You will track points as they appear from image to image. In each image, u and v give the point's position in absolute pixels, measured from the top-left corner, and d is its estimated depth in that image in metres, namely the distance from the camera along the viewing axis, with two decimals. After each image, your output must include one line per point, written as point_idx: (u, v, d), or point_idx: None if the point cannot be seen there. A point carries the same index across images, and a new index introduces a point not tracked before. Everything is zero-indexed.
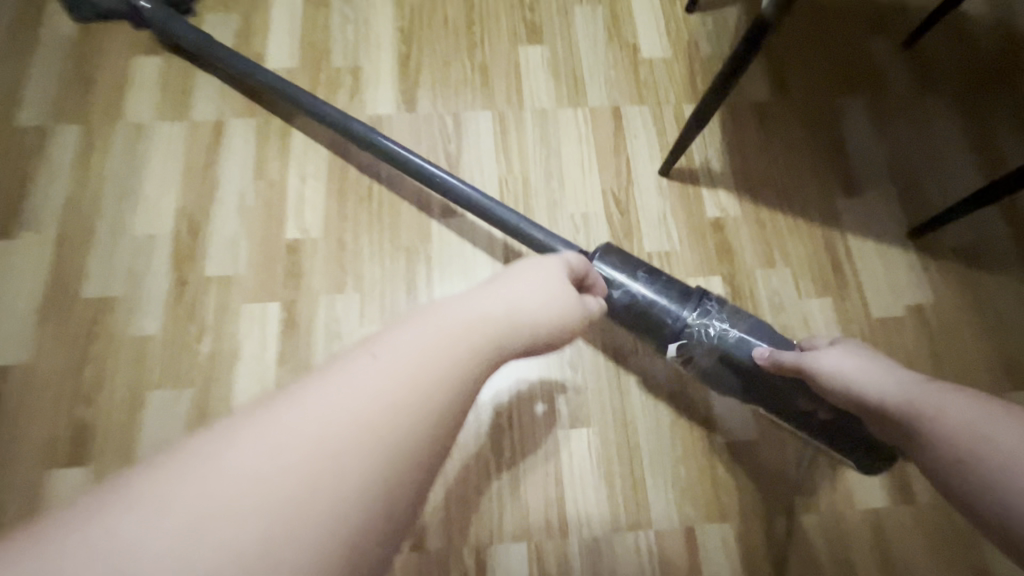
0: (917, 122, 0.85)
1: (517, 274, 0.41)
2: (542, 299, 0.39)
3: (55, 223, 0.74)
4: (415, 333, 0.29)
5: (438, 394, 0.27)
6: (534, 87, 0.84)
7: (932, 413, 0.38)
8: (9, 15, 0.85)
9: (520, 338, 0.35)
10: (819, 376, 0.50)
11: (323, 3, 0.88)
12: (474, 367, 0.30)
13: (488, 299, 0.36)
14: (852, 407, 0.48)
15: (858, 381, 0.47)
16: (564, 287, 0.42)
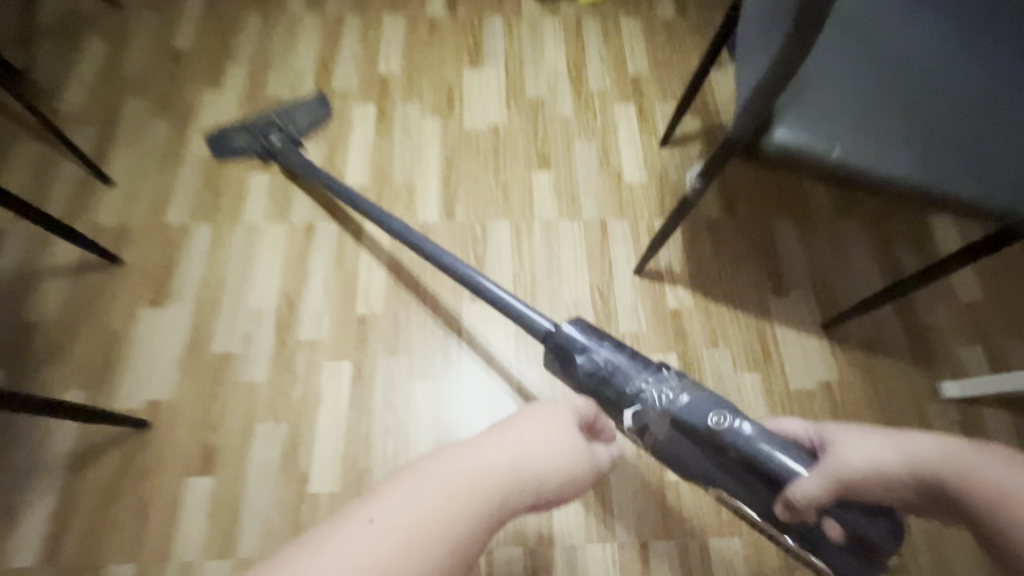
0: (834, 238, 1.11)
1: (542, 416, 0.50)
2: (560, 446, 0.47)
3: (193, 296, 1.02)
4: (455, 470, 0.38)
5: (468, 525, 0.36)
6: (543, 203, 1.13)
7: (967, 469, 0.51)
8: (162, 138, 1.17)
9: (512, 496, 0.41)
10: (845, 473, 0.59)
11: (388, 135, 1.19)
12: (494, 506, 0.38)
13: (513, 442, 0.44)
14: (880, 486, 0.57)
15: (885, 460, 0.57)
16: (577, 435, 0.50)
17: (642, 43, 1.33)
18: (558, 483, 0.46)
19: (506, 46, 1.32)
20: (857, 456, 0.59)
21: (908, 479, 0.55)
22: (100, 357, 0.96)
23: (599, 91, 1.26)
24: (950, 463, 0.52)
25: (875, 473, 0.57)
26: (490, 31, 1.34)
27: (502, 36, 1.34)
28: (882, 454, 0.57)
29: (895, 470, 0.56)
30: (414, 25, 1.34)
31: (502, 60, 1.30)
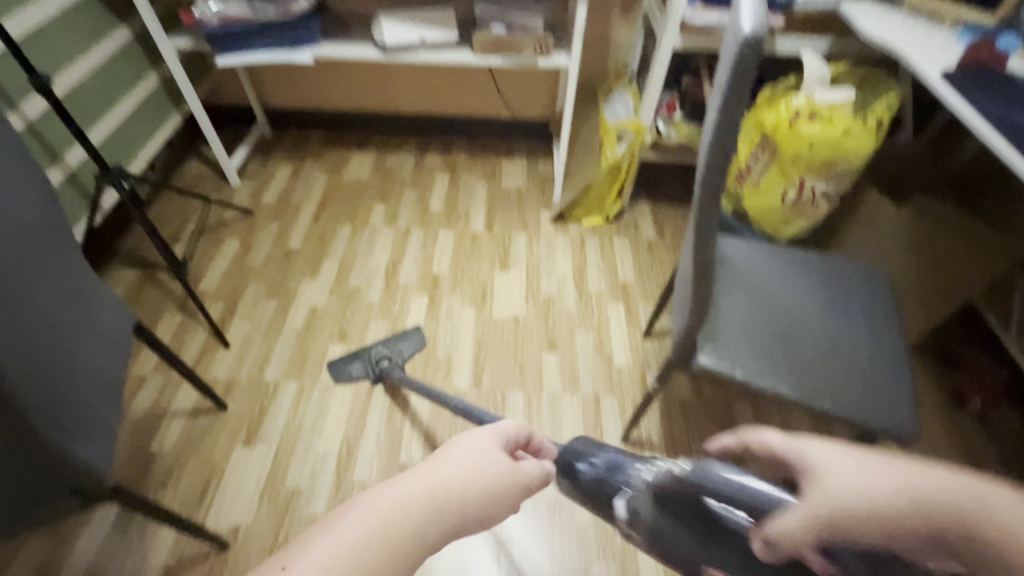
0: (784, 421, 1.38)
1: (461, 453, 0.49)
2: (473, 470, 0.47)
3: (276, 439, 1.32)
4: (394, 498, 0.38)
5: (403, 544, 0.36)
6: (550, 378, 1.46)
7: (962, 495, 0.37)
8: (270, 314, 1.58)
9: (454, 507, 0.42)
10: (837, 510, 0.39)
11: (435, 319, 1.59)
12: (429, 526, 0.39)
13: (425, 469, 0.43)
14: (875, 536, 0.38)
15: (863, 487, 0.40)
16: (498, 462, 0.50)
17: (630, 258, 1.78)
18: (483, 502, 0.45)
19: (528, 256, 1.78)
20: (856, 489, 0.40)
21: (922, 531, 0.37)
22: (201, 484, 1.24)
23: (596, 292, 1.67)
24: (966, 506, 0.37)
25: (876, 521, 0.38)
26: (517, 244, 1.81)
27: (525, 248, 1.80)
28: (879, 489, 0.39)
29: (895, 511, 0.38)
30: (461, 238, 1.82)
31: (524, 266, 1.74)
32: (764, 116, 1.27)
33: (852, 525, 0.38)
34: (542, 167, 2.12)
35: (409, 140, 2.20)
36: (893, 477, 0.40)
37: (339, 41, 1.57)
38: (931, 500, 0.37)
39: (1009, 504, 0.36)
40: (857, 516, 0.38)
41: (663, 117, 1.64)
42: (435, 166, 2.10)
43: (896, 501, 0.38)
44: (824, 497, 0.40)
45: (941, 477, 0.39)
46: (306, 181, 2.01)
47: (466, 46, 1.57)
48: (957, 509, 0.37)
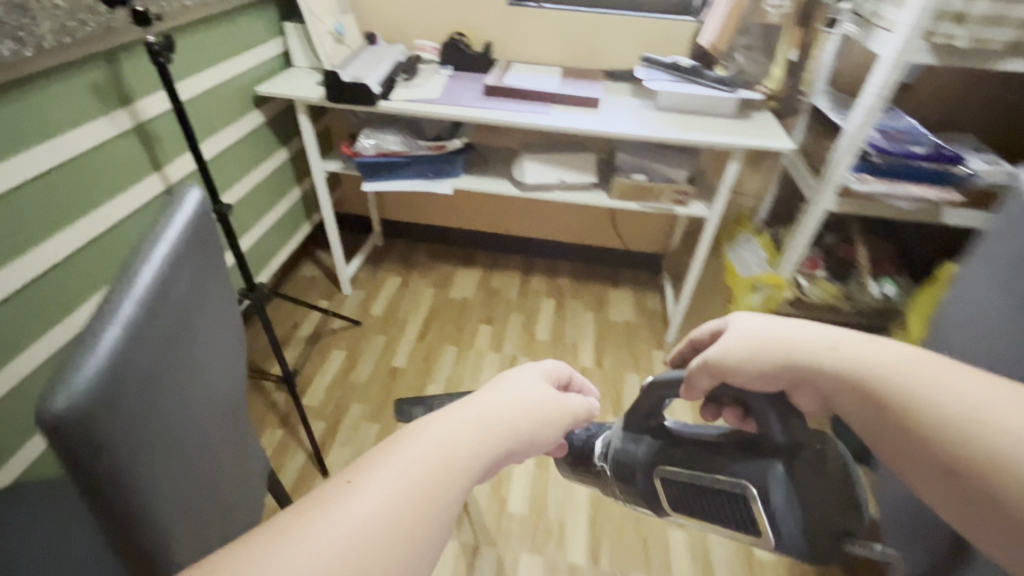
0: None
1: (515, 383, 0.53)
2: (527, 396, 0.52)
3: None
4: (462, 418, 0.45)
5: (475, 449, 0.43)
6: (678, 564, 1.28)
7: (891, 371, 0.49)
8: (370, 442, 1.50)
9: (515, 429, 0.48)
10: (737, 345, 0.60)
11: (545, 468, 1.46)
12: (495, 443, 0.45)
13: (486, 400, 0.50)
14: (779, 360, 0.57)
15: (762, 336, 0.60)
16: (549, 394, 0.54)
17: None
18: (532, 424, 0.50)
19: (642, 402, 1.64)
20: (744, 337, 0.60)
21: (803, 365, 0.55)
22: None
23: None
24: (823, 352, 0.54)
25: (751, 360, 0.59)
26: (628, 387, 1.69)
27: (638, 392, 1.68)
28: (759, 333, 0.60)
29: (772, 356, 0.58)
30: None
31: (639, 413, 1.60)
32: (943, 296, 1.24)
33: (734, 365, 0.60)
34: (650, 301, 2.04)
35: (514, 260, 2.21)
36: (783, 327, 0.59)
37: (480, 176, 1.62)
38: (799, 353, 0.56)
39: (856, 344, 0.53)
40: (744, 362, 0.59)
41: (803, 272, 1.54)
42: (540, 290, 2.07)
43: (770, 348, 0.58)
44: (718, 347, 0.61)
45: (817, 335, 0.56)
46: (414, 295, 2.01)
47: (603, 189, 1.58)
48: (815, 355, 0.54)
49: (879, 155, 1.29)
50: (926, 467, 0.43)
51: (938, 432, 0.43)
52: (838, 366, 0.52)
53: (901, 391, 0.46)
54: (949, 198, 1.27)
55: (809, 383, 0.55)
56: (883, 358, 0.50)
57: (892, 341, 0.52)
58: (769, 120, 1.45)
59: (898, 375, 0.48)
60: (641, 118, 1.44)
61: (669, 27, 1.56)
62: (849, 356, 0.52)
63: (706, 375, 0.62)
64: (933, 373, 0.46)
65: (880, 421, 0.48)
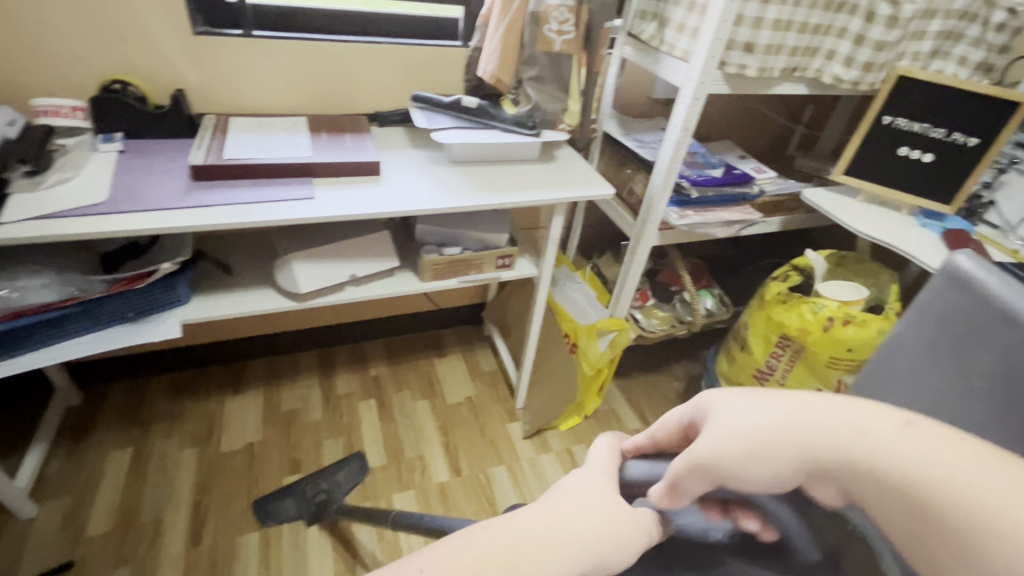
0: None
1: (566, 499, 0.36)
2: (592, 523, 0.35)
3: None
4: (476, 553, 0.31)
5: None
6: None
7: (937, 492, 0.29)
8: None
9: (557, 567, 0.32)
10: (715, 459, 0.34)
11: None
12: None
13: (531, 511, 0.35)
14: (783, 478, 0.33)
15: (739, 431, 0.34)
16: (617, 504, 0.36)
17: None
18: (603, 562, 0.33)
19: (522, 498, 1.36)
20: (735, 428, 0.35)
21: (801, 469, 0.33)
22: None
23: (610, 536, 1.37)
24: (847, 445, 0.32)
25: (755, 460, 0.34)
26: (501, 487, 1.41)
27: (512, 492, 1.40)
28: (754, 425, 0.34)
29: (785, 455, 0.33)
30: (426, 501, 1.34)
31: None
32: (785, 319, 1.15)
33: (727, 477, 0.34)
34: (483, 361, 1.75)
35: (304, 362, 1.66)
36: (784, 409, 0.34)
37: (223, 295, 1.06)
38: (814, 445, 0.33)
39: (892, 432, 0.32)
40: (734, 464, 0.34)
41: (636, 307, 1.44)
42: (353, 393, 1.59)
43: (778, 438, 0.33)
44: (700, 445, 0.35)
45: (826, 408, 0.34)
46: (160, 468, 1.33)
47: (411, 270, 1.20)
48: (840, 448, 0.32)
49: (693, 187, 1.20)
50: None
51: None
52: (865, 470, 0.31)
53: (965, 526, 0.27)
54: (753, 217, 1.25)
55: (838, 482, 0.32)
56: (931, 460, 0.30)
57: (934, 421, 0.32)
58: (576, 157, 1.24)
59: (966, 503, 0.28)
60: (436, 182, 1.09)
61: (437, 56, 1.24)
62: (882, 451, 0.31)
63: (691, 484, 0.35)
64: (999, 492, 0.28)
65: (923, 553, 0.29)
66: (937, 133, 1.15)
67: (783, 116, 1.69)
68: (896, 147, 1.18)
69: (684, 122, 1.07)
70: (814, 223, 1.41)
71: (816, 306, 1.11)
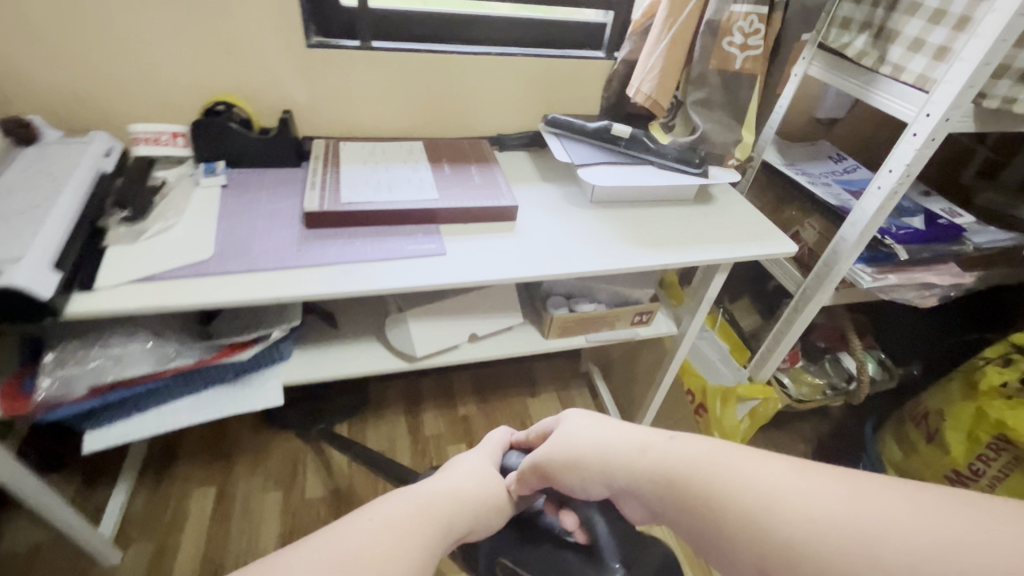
0: None
1: (463, 469, 0.56)
2: (470, 491, 0.53)
3: None
4: (413, 502, 0.47)
5: (421, 527, 0.45)
6: None
7: (686, 474, 0.43)
8: None
9: (459, 517, 0.49)
10: (552, 458, 0.52)
11: None
12: (436, 526, 0.46)
13: (430, 486, 0.51)
14: (598, 464, 0.49)
15: (573, 433, 0.52)
16: (494, 476, 0.56)
17: None
18: (472, 518, 0.51)
19: None
20: (563, 441, 0.52)
21: (607, 467, 0.48)
22: None
23: None
24: (636, 457, 0.47)
25: (574, 468, 0.50)
26: None
27: None
28: (578, 437, 0.51)
29: (592, 462, 0.49)
30: None
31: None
32: (1012, 420, 0.90)
33: (560, 477, 0.51)
34: (580, 403, 1.58)
35: (389, 393, 1.54)
36: (600, 430, 0.51)
37: (329, 352, 0.92)
38: (614, 451, 0.48)
39: (664, 442, 0.47)
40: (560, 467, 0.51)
41: (784, 369, 1.21)
42: (441, 434, 1.46)
43: (592, 454, 0.49)
44: (543, 450, 0.53)
45: (632, 432, 0.49)
46: (244, 514, 1.23)
47: (534, 325, 1.03)
48: (630, 456, 0.47)
49: (900, 245, 0.96)
50: (760, 573, 0.36)
51: (759, 540, 0.37)
52: (650, 463, 0.46)
53: (724, 497, 0.40)
54: (959, 281, 1.01)
55: (631, 490, 0.47)
56: (690, 456, 0.44)
57: (689, 433, 0.47)
58: (738, 198, 1.02)
59: (710, 481, 0.41)
60: (580, 230, 0.90)
61: (575, 69, 1.04)
62: (659, 454, 0.46)
63: (534, 476, 0.53)
64: (736, 466, 0.41)
65: (701, 527, 0.41)
66: None
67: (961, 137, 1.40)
68: None
69: (908, 168, 0.84)
70: (1020, 281, 1.14)
71: None
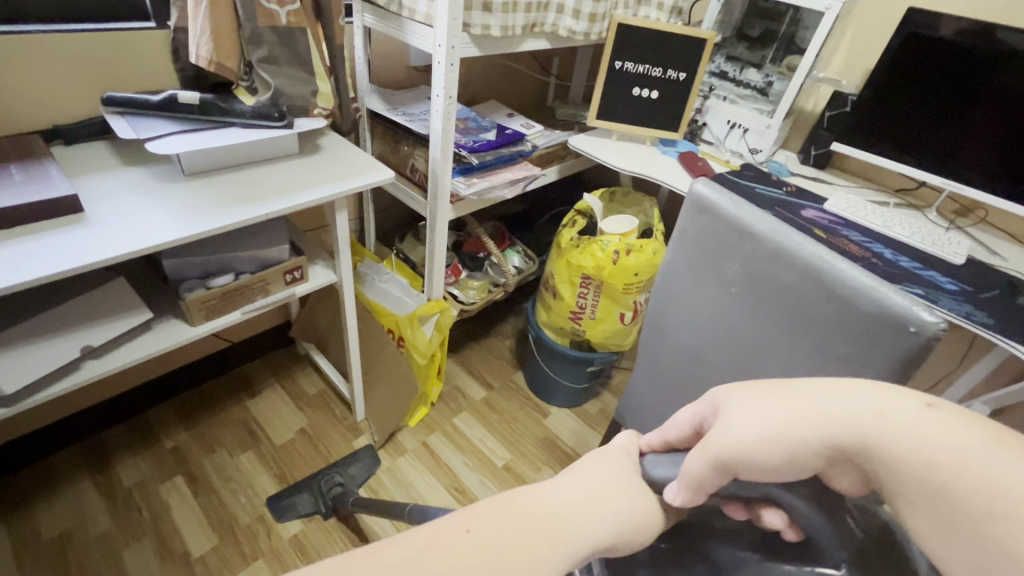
0: None
1: (614, 459, 0.49)
2: (617, 495, 0.44)
3: None
4: (536, 500, 0.41)
5: (536, 540, 0.38)
6: None
7: (933, 461, 0.35)
8: None
9: (585, 530, 0.41)
10: (734, 449, 0.43)
11: None
12: (558, 534, 0.39)
13: (564, 482, 0.44)
14: (793, 445, 0.41)
15: (770, 424, 0.42)
16: (635, 485, 0.46)
17: (488, 434, 1.51)
18: (619, 529, 0.43)
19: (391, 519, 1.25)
20: (747, 430, 0.43)
21: (810, 444, 0.41)
22: None
23: None
24: (858, 421, 0.39)
25: (767, 445, 0.42)
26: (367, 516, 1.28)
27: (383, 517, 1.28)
28: (773, 426, 0.42)
29: (801, 440, 0.41)
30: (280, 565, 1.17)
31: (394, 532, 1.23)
32: (581, 261, 1.24)
33: (748, 463, 0.43)
34: (306, 384, 1.56)
35: (63, 465, 1.28)
36: (797, 407, 0.42)
37: None
38: (824, 425, 0.40)
39: (910, 415, 0.37)
40: (748, 452, 0.43)
41: (452, 283, 1.43)
42: (148, 479, 1.28)
43: (796, 433, 0.41)
44: (722, 439, 0.44)
45: (841, 399, 0.41)
46: None
47: (177, 317, 0.97)
48: (860, 429, 0.39)
49: (473, 155, 1.20)
50: (963, 550, 0.32)
51: (977, 526, 0.32)
52: (873, 435, 0.38)
53: (940, 477, 0.34)
54: (532, 172, 1.31)
55: (856, 469, 0.40)
56: (936, 439, 0.35)
57: (953, 406, 0.37)
58: (344, 143, 1.12)
59: (942, 464, 0.34)
60: (170, 205, 0.87)
61: (121, 42, 0.96)
62: (895, 433, 0.37)
63: (713, 475, 0.45)
64: (996, 450, 0.33)
65: (919, 502, 0.35)
66: (656, 71, 1.31)
67: (535, 70, 1.79)
68: (628, 88, 1.33)
69: (448, 90, 1.04)
70: (584, 166, 1.54)
71: (602, 243, 1.22)
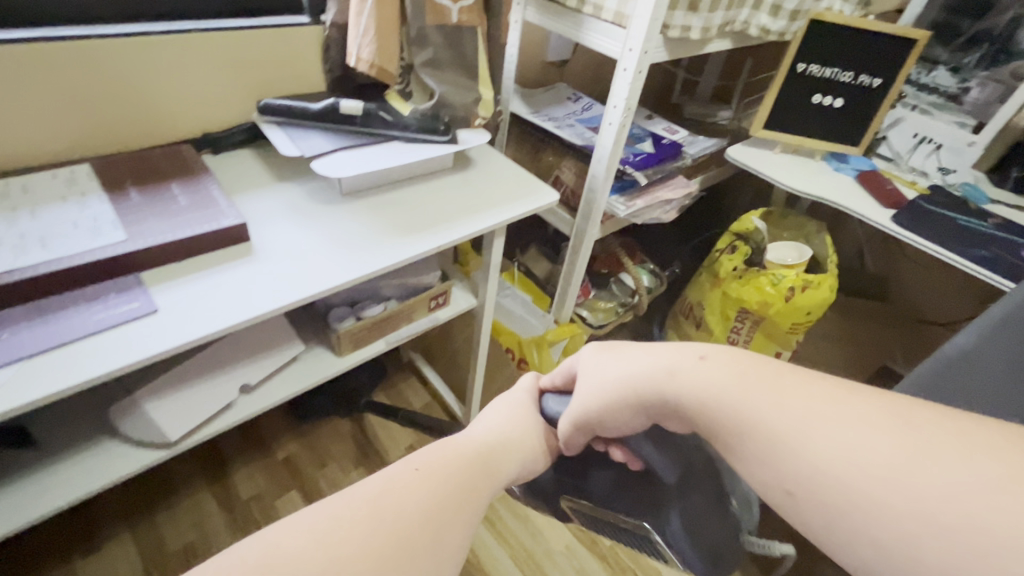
0: None
1: (506, 409, 0.55)
2: (517, 439, 0.51)
3: None
4: (460, 447, 0.46)
5: (470, 468, 0.43)
6: None
7: (707, 396, 0.40)
8: None
9: (503, 465, 0.47)
10: (579, 406, 0.49)
11: None
12: (485, 468, 0.45)
13: (474, 436, 0.49)
14: (622, 401, 0.46)
15: (601, 381, 0.48)
16: (531, 424, 0.54)
17: None
18: (517, 462, 0.50)
19: (510, 554, 1.15)
20: (592, 387, 0.48)
21: (628, 400, 0.45)
22: None
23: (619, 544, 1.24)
24: (666, 380, 0.43)
25: (607, 408, 0.47)
26: None
27: (494, 540, 1.16)
28: (604, 380, 0.47)
29: (624, 400, 0.46)
30: None
31: (514, 565, 1.13)
32: (744, 294, 1.09)
33: (598, 419, 0.48)
34: (411, 394, 1.49)
35: (181, 469, 1.26)
36: (624, 363, 0.47)
37: (29, 484, 0.66)
38: (642, 383, 0.44)
39: (690, 368, 0.42)
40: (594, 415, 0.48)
41: (580, 304, 1.31)
42: (262, 492, 1.25)
43: (616, 391, 0.46)
44: (578, 403, 0.49)
45: (653, 356, 0.45)
46: None
47: (323, 347, 0.89)
48: (661, 390, 0.43)
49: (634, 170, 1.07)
50: (765, 472, 0.35)
51: (738, 440, 0.37)
52: (660, 388, 0.43)
53: (750, 422, 0.37)
54: (689, 188, 1.16)
55: (669, 414, 0.44)
56: (715, 386, 0.40)
57: (722, 351, 0.42)
58: (496, 155, 1.00)
59: (740, 409, 0.37)
60: (335, 232, 0.77)
61: (274, 40, 0.86)
62: (686, 385, 0.41)
63: (576, 428, 0.50)
64: (756, 385, 0.38)
65: (706, 431, 0.40)
66: (845, 76, 1.12)
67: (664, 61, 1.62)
68: (807, 94, 1.15)
69: (628, 101, 0.90)
70: (727, 177, 1.38)
71: (773, 274, 1.07)
